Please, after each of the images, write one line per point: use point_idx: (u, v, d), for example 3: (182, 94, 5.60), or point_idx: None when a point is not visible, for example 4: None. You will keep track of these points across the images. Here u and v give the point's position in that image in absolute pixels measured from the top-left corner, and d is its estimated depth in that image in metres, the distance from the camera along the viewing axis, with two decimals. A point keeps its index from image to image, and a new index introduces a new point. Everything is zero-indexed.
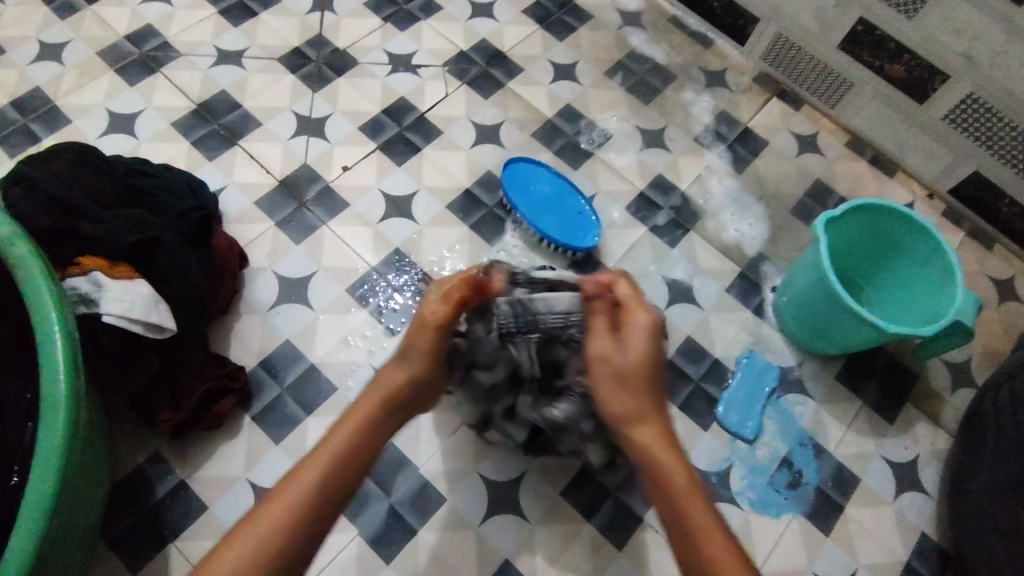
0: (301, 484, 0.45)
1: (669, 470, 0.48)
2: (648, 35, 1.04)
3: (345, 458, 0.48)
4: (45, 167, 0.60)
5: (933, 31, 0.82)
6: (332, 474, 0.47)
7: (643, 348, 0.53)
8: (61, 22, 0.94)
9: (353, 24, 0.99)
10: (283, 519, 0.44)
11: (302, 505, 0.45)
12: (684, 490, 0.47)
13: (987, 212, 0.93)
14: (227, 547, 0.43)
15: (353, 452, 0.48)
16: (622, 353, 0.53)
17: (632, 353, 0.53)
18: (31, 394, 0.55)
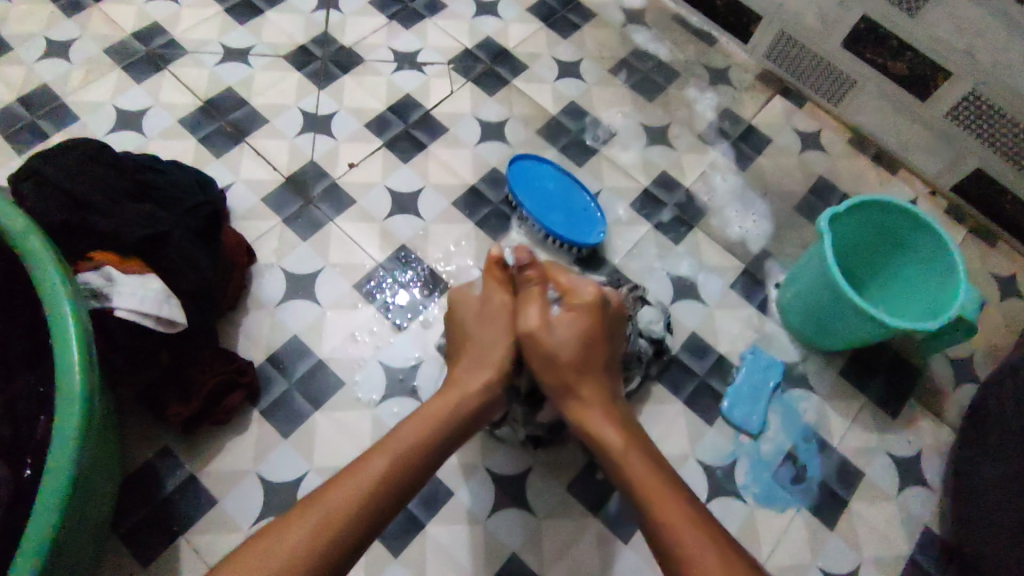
0: (372, 466, 0.51)
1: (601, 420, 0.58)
2: (652, 33, 1.05)
3: (414, 449, 0.53)
4: (57, 164, 0.61)
5: (935, 29, 0.82)
6: (369, 495, 0.50)
7: (570, 319, 0.61)
8: (68, 20, 0.95)
9: (359, 22, 0.99)
10: (344, 504, 0.48)
11: (364, 490, 0.49)
12: (622, 448, 0.56)
13: (989, 209, 0.94)
14: (287, 524, 0.47)
15: (394, 477, 0.51)
16: (556, 333, 0.61)
17: (567, 332, 0.61)
18: (44, 387, 0.56)
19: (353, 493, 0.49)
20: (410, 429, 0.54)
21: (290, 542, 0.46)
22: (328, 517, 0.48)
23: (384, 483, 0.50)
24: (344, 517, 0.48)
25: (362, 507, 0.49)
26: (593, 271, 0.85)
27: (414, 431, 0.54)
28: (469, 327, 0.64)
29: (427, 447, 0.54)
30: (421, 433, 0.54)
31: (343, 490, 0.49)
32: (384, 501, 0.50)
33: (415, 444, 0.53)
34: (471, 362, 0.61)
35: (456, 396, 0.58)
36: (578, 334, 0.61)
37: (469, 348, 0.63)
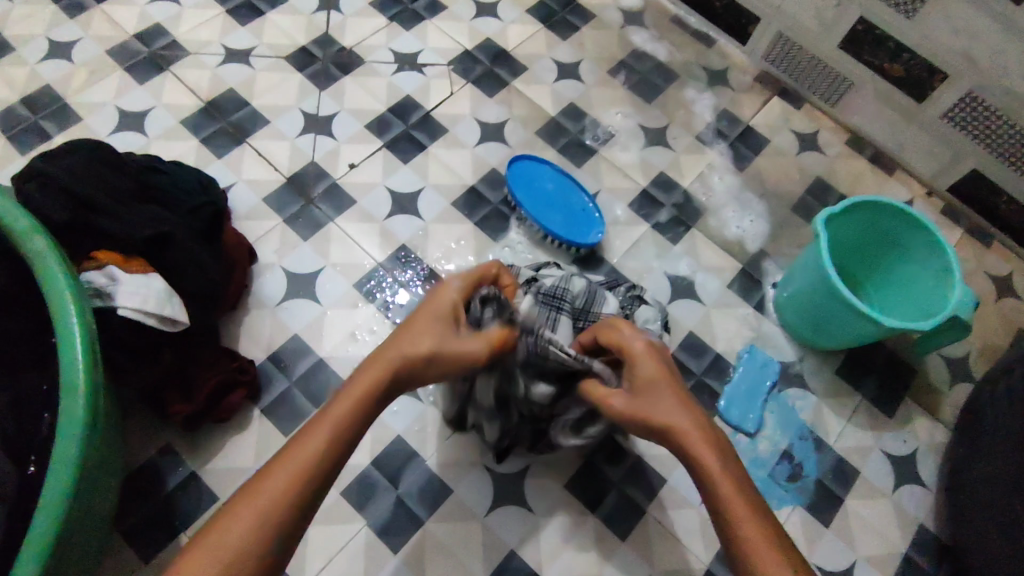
0: (312, 443, 0.47)
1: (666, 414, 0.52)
2: (651, 34, 1.05)
3: (350, 428, 0.49)
4: (61, 163, 0.62)
5: (933, 31, 0.83)
6: (311, 477, 0.46)
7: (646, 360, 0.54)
8: (70, 21, 0.95)
9: (359, 24, 1.00)
10: (290, 490, 0.45)
11: (305, 473, 0.46)
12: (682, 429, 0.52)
13: (986, 210, 0.94)
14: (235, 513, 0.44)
15: (333, 451, 0.47)
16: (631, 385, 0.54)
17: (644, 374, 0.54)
18: (47, 385, 0.56)
19: (285, 475, 0.45)
20: (338, 405, 0.49)
21: (235, 532, 0.43)
22: (270, 510, 0.44)
23: (324, 461, 0.47)
24: (292, 500, 0.45)
25: (305, 487, 0.46)
26: (591, 271, 0.86)
27: (347, 406, 0.49)
28: (433, 319, 0.54)
29: (362, 417, 0.49)
30: (351, 409, 0.49)
31: (278, 477, 0.45)
32: (326, 476, 0.47)
33: (350, 415, 0.49)
34: (426, 346, 0.52)
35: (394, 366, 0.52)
36: (653, 384, 0.54)
37: (417, 335, 0.53)
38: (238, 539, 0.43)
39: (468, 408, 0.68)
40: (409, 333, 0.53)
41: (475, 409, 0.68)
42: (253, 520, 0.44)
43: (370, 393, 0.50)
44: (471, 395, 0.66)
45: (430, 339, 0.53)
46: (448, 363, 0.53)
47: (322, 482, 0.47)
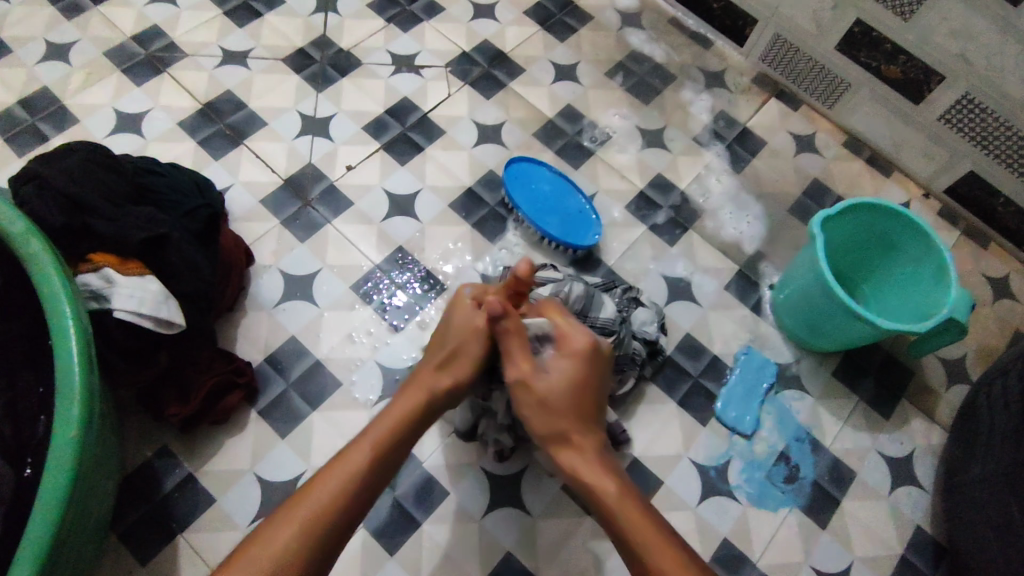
0: (354, 459, 0.50)
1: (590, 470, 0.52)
2: (648, 35, 1.05)
3: (392, 446, 0.52)
4: (57, 166, 0.62)
5: (929, 33, 0.83)
6: (353, 489, 0.49)
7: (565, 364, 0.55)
8: (67, 23, 0.96)
9: (357, 26, 1.00)
10: (334, 500, 0.48)
11: (345, 488, 0.49)
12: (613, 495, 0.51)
13: (983, 211, 0.95)
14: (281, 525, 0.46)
15: (375, 469, 0.50)
16: (552, 381, 0.54)
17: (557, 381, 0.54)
18: (43, 387, 0.56)
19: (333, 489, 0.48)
20: (383, 426, 0.52)
21: (279, 540, 0.46)
22: (313, 522, 0.47)
23: (365, 478, 0.50)
24: (333, 513, 0.48)
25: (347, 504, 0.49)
26: (588, 273, 0.86)
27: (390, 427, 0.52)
28: (465, 329, 0.56)
29: (399, 441, 0.52)
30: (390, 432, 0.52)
31: (323, 492, 0.48)
32: (364, 493, 0.50)
33: (388, 436, 0.52)
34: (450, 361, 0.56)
35: (429, 388, 0.54)
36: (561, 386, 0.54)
37: (447, 354, 0.56)
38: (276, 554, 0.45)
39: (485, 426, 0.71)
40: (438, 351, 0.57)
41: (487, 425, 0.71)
42: (297, 528, 0.46)
43: (408, 420, 0.53)
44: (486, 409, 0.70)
45: (466, 358, 0.55)
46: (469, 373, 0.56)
47: (360, 502, 0.49)
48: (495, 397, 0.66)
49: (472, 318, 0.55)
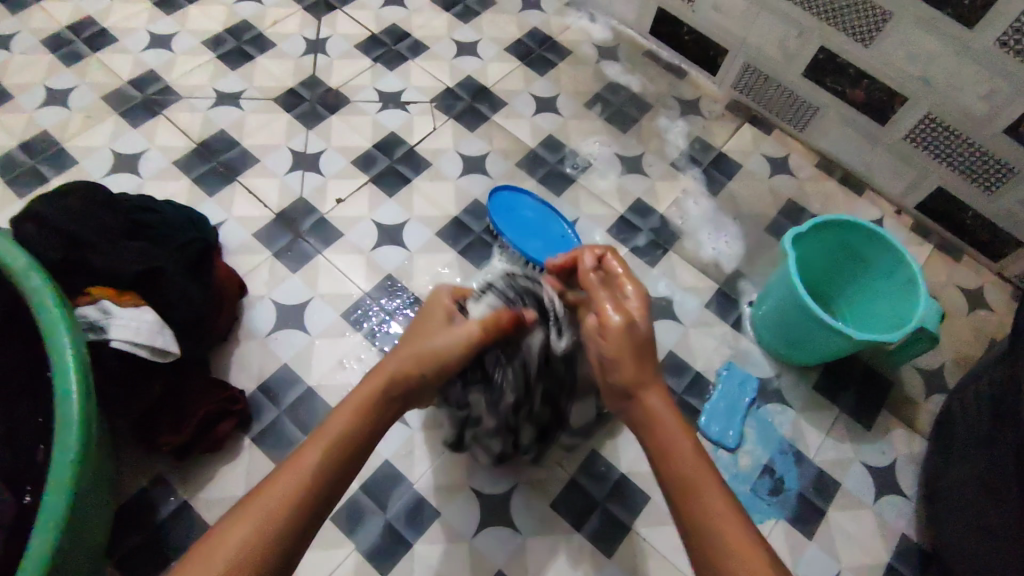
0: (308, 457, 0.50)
1: (660, 420, 0.54)
2: (624, 67, 1.10)
3: (349, 438, 0.52)
4: (58, 204, 0.65)
5: (888, 57, 0.88)
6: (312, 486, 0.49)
7: (637, 308, 0.58)
8: (66, 70, 1.00)
9: (345, 65, 1.04)
10: (290, 498, 0.47)
11: (305, 484, 0.48)
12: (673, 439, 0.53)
13: (953, 225, 0.98)
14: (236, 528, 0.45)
15: (330, 467, 0.50)
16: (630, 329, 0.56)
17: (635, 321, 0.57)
18: (42, 416, 0.58)
19: (281, 499, 0.47)
20: (326, 434, 0.52)
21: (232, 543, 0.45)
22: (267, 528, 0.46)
23: (323, 468, 0.50)
24: (292, 509, 0.47)
25: (302, 501, 0.48)
26: None
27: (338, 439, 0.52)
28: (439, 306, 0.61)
29: (356, 431, 0.52)
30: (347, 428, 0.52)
31: (276, 492, 0.47)
32: (325, 492, 0.49)
33: (349, 424, 0.53)
34: (430, 342, 0.57)
35: (384, 377, 0.55)
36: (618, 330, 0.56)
37: (425, 340, 0.57)
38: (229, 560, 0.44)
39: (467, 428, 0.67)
40: (415, 332, 0.59)
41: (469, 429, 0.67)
42: (253, 528, 0.46)
43: (361, 414, 0.53)
44: (467, 423, 0.66)
45: (449, 337, 0.57)
46: (453, 350, 0.56)
47: (322, 499, 0.49)
48: (473, 408, 0.64)
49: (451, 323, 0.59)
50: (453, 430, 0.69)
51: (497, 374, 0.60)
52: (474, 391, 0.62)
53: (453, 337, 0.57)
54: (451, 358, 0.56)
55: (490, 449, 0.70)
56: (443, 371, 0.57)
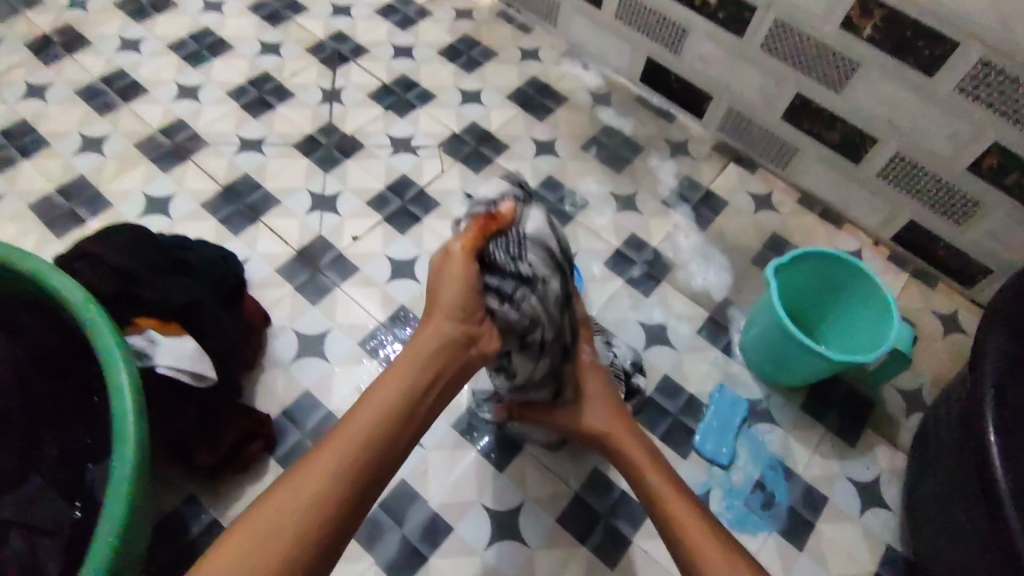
0: (358, 424, 0.52)
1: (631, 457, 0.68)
2: (617, 111, 1.19)
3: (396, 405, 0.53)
4: (107, 244, 0.72)
5: (858, 101, 0.96)
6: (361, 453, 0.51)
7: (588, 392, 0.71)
8: (101, 119, 1.08)
9: (359, 113, 1.13)
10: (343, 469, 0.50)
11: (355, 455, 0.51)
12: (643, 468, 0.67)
13: (927, 255, 1.05)
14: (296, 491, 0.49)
15: (375, 436, 0.52)
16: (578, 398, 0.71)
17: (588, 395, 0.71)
18: (90, 438, 0.64)
19: (315, 487, 0.49)
20: (368, 408, 0.52)
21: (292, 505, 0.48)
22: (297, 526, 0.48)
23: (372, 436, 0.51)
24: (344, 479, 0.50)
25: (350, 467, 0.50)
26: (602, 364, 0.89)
27: (365, 432, 0.51)
28: (440, 263, 0.57)
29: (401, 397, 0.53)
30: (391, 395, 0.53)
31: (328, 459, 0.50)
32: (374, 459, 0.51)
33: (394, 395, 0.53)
34: (443, 294, 0.56)
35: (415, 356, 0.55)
36: (605, 399, 0.71)
37: (442, 290, 0.56)
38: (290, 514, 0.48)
39: (536, 359, 0.62)
40: (432, 285, 0.58)
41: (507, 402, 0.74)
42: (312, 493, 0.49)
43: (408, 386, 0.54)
44: (543, 349, 0.61)
45: (462, 252, 0.56)
46: (459, 273, 0.56)
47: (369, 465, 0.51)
48: (535, 315, 0.58)
49: (450, 264, 0.56)
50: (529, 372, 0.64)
51: (523, 268, 0.57)
52: (521, 301, 0.57)
53: (457, 256, 0.56)
54: (469, 270, 0.56)
55: (560, 376, 0.67)
56: (474, 295, 0.56)
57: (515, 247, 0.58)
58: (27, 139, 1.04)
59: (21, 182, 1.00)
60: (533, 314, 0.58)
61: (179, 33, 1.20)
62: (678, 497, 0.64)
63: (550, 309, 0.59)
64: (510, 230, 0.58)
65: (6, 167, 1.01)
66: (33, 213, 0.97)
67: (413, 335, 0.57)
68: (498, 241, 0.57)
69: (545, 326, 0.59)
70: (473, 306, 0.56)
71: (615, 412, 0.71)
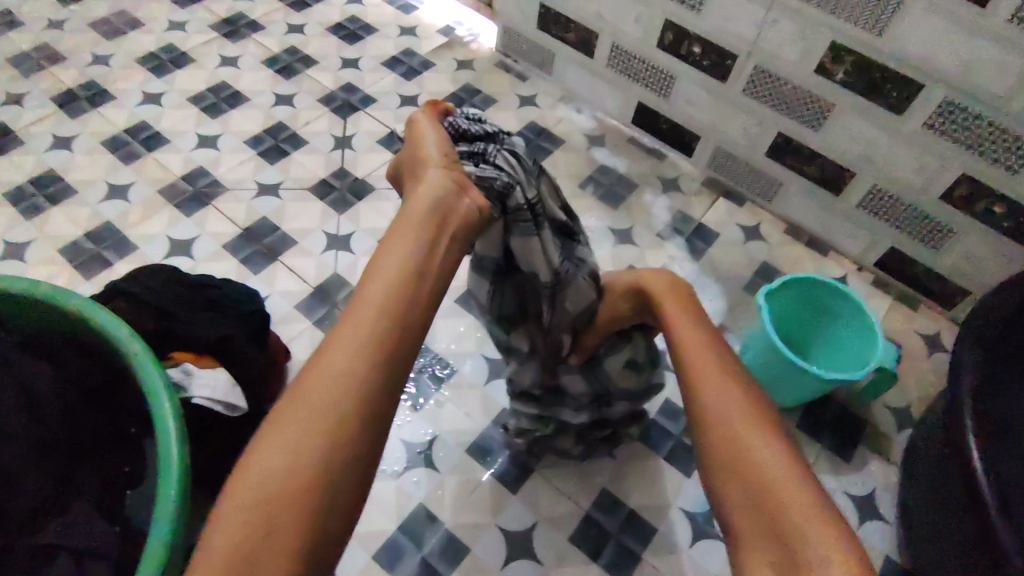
0: (373, 289, 0.47)
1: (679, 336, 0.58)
2: (611, 151, 1.27)
3: (412, 263, 0.49)
4: (143, 285, 0.78)
5: (836, 139, 1.03)
6: (384, 314, 0.46)
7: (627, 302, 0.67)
8: (125, 168, 1.14)
9: (370, 158, 1.20)
10: (374, 328, 0.45)
11: (379, 317, 0.46)
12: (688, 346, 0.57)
13: (908, 279, 1.12)
14: (320, 367, 0.44)
15: (398, 290, 0.47)
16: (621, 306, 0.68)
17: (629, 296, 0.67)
18: (129, 467, 0.71)
19: (347, 354, 0.44)
20: (383, 275, 0.48)
21: (322, 382, 0.43)
22: (336, 402, 0.43)
23: (396, 295, 0.47)
24: (378, 338, 0.45)
25: (377, 327, 0.45)
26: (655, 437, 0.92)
27: (382, 294, 0.47)
28: (407, 159, 0.59)
29: (414, 259, 0.49)
30: (404, 254, 0.49)
31: (348, 329, 0.45)
32: (401, 316, 0.47)
33: (406, 254, 0.49)
34: (417, 170, 0.57)
35: (416, 215, 0.52)
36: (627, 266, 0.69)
37: (415, 166, 0.57)
38: (324, 392, 0.43)
39: (537, 229, 0.60)
40: (403, 165, 0.60)
41: (545, 358, 0.73)
42: (341, 363, 0.44)
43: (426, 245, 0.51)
44: (536, 213, 0.60)
45: (427, 117, 0.60)
46: (422, 150, 0.58)
47: (399, 321, 0.47)
48: (510, 170, 0.58)
49: (413, 150, 0.58)
50: (544, 252, 0.61)
51: (475, 145, 0.60)
52: (493, 158, 0.59)
53: (417, 142, 0.59)
54: (436, 143, 0.58)
55: (574, 262, 0.65)
56: (450, 157, 0.57)
57: (464, 135, 0.61)
58: (54, 187, 1.10)
59: (50, 229, 1.05)
60: (509, 171, 0.58)
61: (198, 86, 1.27)
62: (687, 329, 0.59)
63: (522, 164, 0.60)
64: (454, 123, 0.62)
65: (35, 214, 1.07)
66: (61, 257, 1.02)
67: (402, 204, 0.54)
68: (449, 128, 0.61)
69: (524, 183, 0.59)
70: (452, 163, 0.57)
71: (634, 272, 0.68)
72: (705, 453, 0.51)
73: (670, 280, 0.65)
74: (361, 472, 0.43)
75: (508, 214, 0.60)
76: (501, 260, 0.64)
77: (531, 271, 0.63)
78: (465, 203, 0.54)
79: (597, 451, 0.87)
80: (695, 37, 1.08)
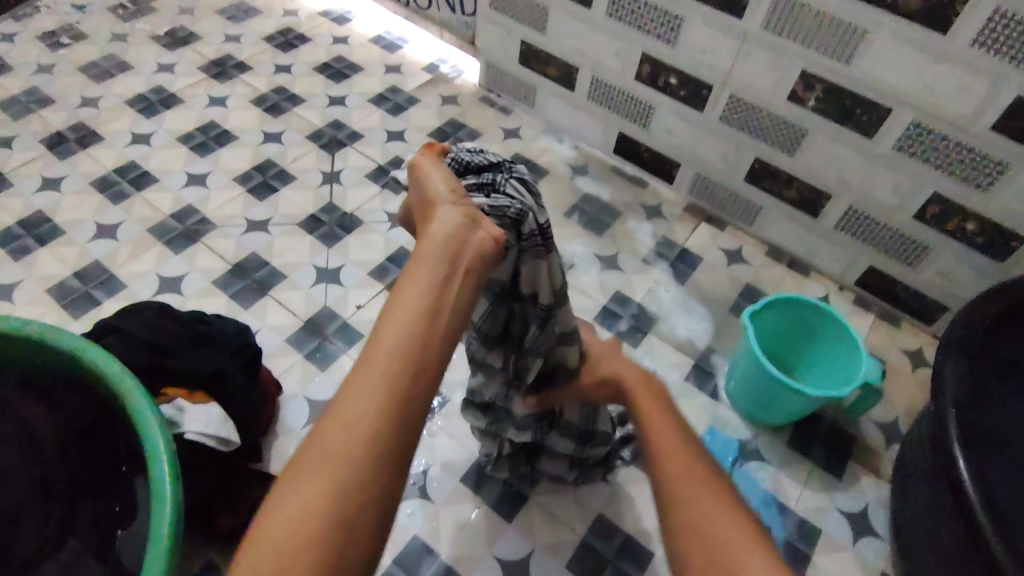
0: (391, 335, 0.45)
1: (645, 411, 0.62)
2: (595, 180, 1.29)
3: (429, 306, 0.47)
4: (135, 320, 0.78)
5: (811, 162, 1.07)
6: (403, 363, 0.44)
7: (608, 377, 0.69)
8: (114, 207, 1.15)
9: (358, 192, 1.22)
10: (391, 377, 0.44)
11: (399, 365, 0.44)
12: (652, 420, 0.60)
13: (889, 297, 1.14)
14: (335, 418, 0.42)
15: (416, 336, 0.46)
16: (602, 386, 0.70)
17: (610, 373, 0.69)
18: (118, 506, 0.69)
19: (363, 406, 0.43)
20: (399, 320, 0.46)
21: (338, 434, 0.42)
22: (353, 455, 0.41)
23: (414, 340, 0.45)
24: (396, 387, 0.44)
25: (396, 376, 0.44)
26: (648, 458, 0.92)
27: (395, 343, 0.45)
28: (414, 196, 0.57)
29: (432, 300, 0.48)
30: (420, 295, 0.48)
31: (366, 378, 0.44)
32: (419, 363, 0.45)
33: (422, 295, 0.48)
34: (427, 207, 0.55)
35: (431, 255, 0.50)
36: (612, 355, 0.71)
37: (425, 203, 0.55)
38: (340, 443, 0.41)
39: (545, 253, 0.60)
40: (411, 205, 0.58)
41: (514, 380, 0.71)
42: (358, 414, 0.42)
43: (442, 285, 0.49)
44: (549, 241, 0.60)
45: (429, 155, 0.58)
46: (429, 186, 0.56)
47: (418, 369, 0.45)
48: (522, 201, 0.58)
49: (421, 186, 0.56)
50: (550, 273, 0.62)
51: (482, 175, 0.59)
52: (502, 186, 0.58)
53: (423, 177, 0.57)
54: (444, 179, 0.56)
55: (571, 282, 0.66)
56: (459, 192, 0.55)
57: (467, 166, 0.60)
58: (43, 228, 1.11)
59: (38, 269, 1.05)
60: (518, 199, 0.58)
61: (186, 126, 1.29)
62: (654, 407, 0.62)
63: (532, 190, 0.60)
64: (456, 157, 0.60)
65: (23, 255, 1.07)
66: (50, 297, 1.02)
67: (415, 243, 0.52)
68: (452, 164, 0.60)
69: (536, 210, 0.59)
70: (462, 196, 0.56)
71: (617, 362, 0.70)
72: (663, 511, 0.51)
73: (643, 375, 0.67)
74: (370, 527, 0.40)
75: (521, 241, 0.59)
76: (507, 283, 0.63)
77: (535, 291, 0.63)
78: (479, 235, 0.52)
79: (592, 477, 0.87)
80: (673, 69, 1.11)
